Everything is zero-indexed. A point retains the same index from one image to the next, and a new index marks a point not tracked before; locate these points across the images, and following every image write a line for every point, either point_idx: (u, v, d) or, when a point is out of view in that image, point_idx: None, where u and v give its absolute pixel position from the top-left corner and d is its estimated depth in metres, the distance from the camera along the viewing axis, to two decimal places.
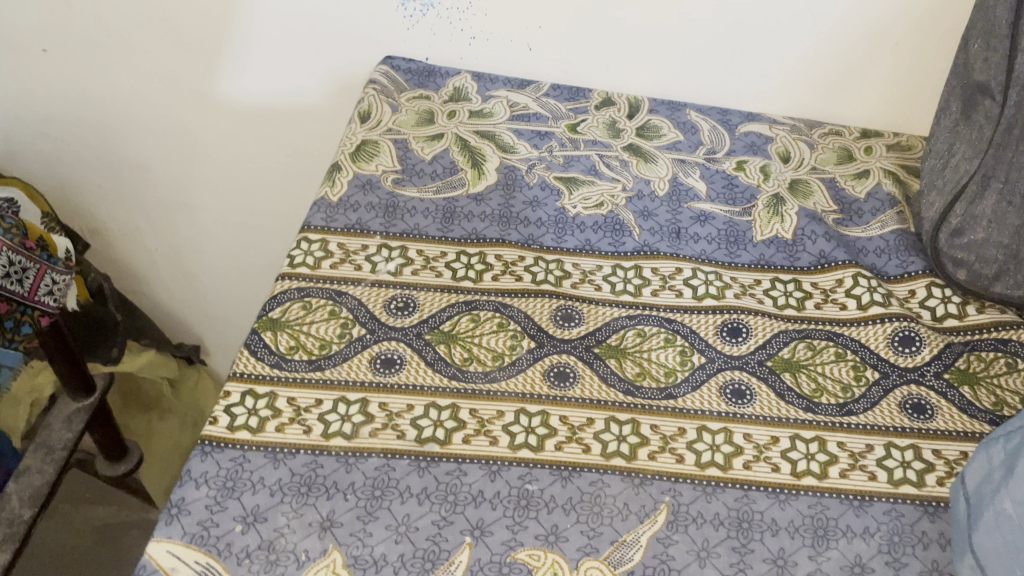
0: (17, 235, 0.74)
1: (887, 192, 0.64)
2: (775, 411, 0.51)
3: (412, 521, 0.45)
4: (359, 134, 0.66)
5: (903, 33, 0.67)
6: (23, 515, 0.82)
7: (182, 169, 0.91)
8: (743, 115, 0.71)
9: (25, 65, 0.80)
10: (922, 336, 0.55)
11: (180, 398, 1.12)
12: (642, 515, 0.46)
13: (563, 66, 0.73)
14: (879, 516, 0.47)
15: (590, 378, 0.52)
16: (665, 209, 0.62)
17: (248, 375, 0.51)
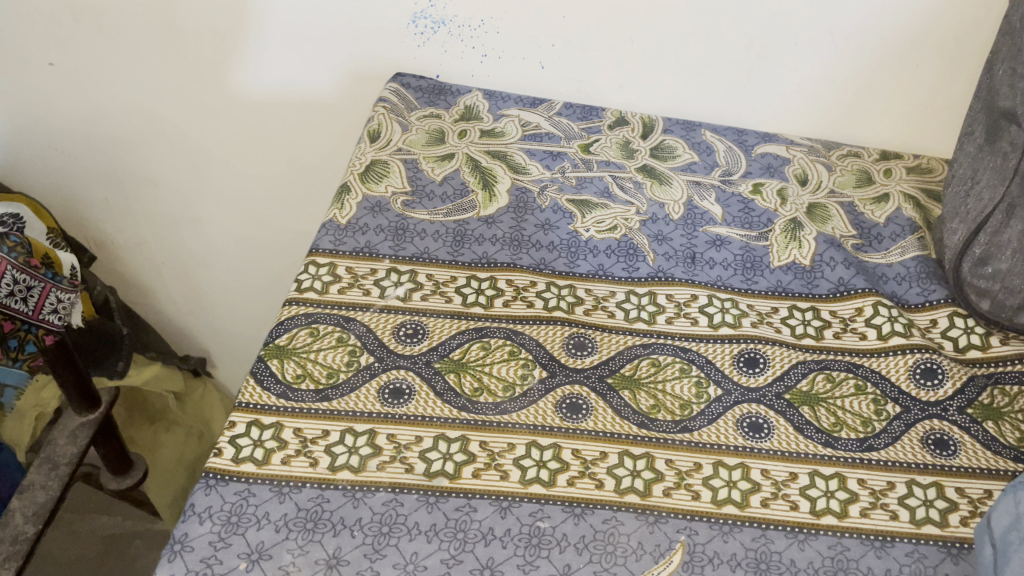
0: (21, 253, 0.74)
1: (908, 217, 0.63)
2: (793, 446, 0.50)
3: (420, 559, 0.44)
4: (368, 154, 0.65)
5: (926, 53, 0.65)
6: (26, 532, 0.81)
7: (190, 180, 0.89)
8: (759, 135, 0.70)
9: (33, 78, 0.79)
10: (944, 368, 0.53)
11: (186, 411, 1.12)
12: (656, 555, 0.45)
13: (577, 85, 0.72)
14: (901, 557, 0.45)
15: (603, 410, 0.51)
16: (680, 233, 0.61)
17: (254, 405, 0.50)
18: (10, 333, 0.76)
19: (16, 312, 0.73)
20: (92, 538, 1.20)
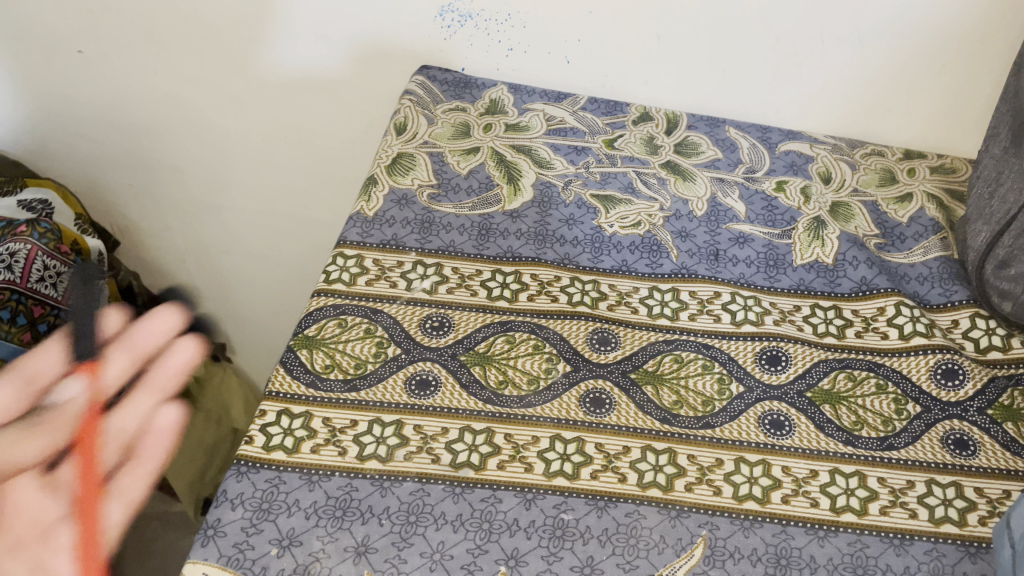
0: (52, 239, 0.76)
1: (931, 217, 0.63)
2: (815, 444, 0.51)
3: (446, 548, 0.45)
4: (394, 147, 0.65)
5: (953, 52, 0.65)
6: None
7: (214, 168, 0.90)
8: (783, 133, 0.70)
9: (62, 65, 0.80)
10: (965, 369, 0.54)
11: (207, 396, 1.12)
12: (678, 548, 0.46)
13: (602, 80, 0.72)
14: (919, 556, 0.46)
15: (627, 406, 0.52)
16: (703, 230, 0.61)
17: (283, 395, 0.51)
18: (40, 317, 0.75)
19: (47, 297, 0.75)
20: None
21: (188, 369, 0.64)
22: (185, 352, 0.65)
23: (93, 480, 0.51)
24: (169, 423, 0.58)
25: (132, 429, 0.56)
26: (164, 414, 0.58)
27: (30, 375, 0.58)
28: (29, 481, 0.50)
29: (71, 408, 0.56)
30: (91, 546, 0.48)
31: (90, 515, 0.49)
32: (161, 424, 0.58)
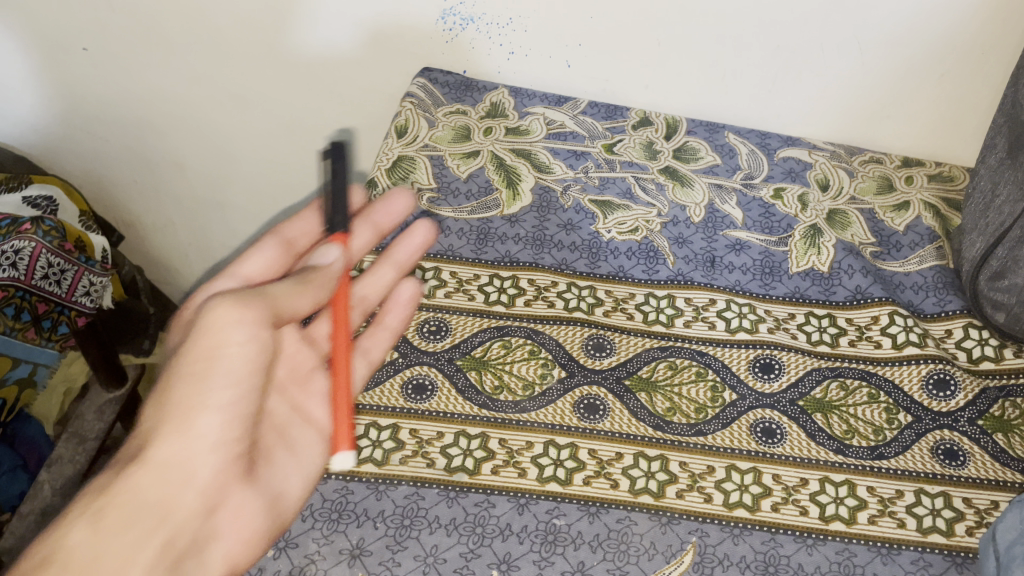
0: (56, 237, 0.78)
1: (927, 226, 0.63)
2: (806, 452, 0.51)
3: (440, 552, 0.46)
4: (395, 150, 0.66)
5: (954, 62, 0.65)
6: (53, 504, 0.85)
7: (217, 167, 0.91)
8: (782, 139, 0.70)
9: (68, 62, 0.80)
10: (957, 379, 0.54)
11: None
12: (668, 555, 0.46)
13: (602, 84, 0.73)
14: (906, 565, 0.47)
15: (620, 412, 0.52)
16: (700, 236, 0.62)
17: None
18: (44, 313, 0.78)
19: (51, 294, 0.77)
20: None
21: (417, 257, 0.58)
22: (404, 203, 0.59)
23: (345, 329, 0.50)
24: (409, 295, 0.56)
25: (377, 301, 0.56)
26: (403, 286, 0.56)
27: (286, 237, 0.53)
28: (294, 335, 0.52)
29: (332, 269, 0.48)
30: (346, 396, 0.47)
31: (345, 357, 0.49)
32: (401, 296, 0.56)
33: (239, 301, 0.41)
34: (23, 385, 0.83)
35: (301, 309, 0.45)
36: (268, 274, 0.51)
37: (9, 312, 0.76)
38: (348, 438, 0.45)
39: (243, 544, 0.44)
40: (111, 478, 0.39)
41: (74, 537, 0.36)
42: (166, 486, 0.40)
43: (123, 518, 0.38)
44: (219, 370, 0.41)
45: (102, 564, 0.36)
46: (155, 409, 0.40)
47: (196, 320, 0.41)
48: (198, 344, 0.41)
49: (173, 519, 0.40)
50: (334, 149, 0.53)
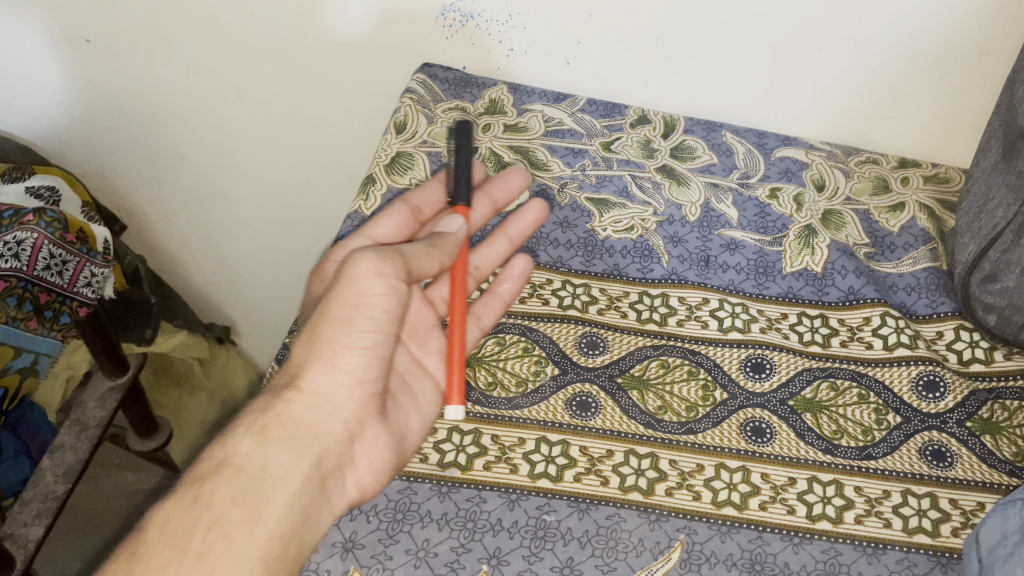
0: (59, 228, 0.78)
1: (922, 227, 0.64)
2: (794, 451, 0.52)
3: (431, 546, 0.46)
4: (393, 146, 0.67)
5: (951, 65, 0.64)
6: (56, 491, 0.86)
7: (219, 158, 0.92)
8: (778, 139, 0.71)
9: (70, 55, 0.80)
10: (947, 381, 0.55)
11: (210, 375, 1.16)
12: (656, 552, 0.47)
13: (601, 81, 0.73)
14: (891, 565, 0.47)
15: (612, 410, 0.53)
16: (695, 236, 0.63)
17: None
18: (45, 303, 0.81)
19: (52, 284, 0.79)
20: (116, 492, 1.31)
21: (532, 231, 0.62)
22: (521, 178, 0.64)
23: (462, 294, 0.56)
24: (522, 268, 0.59)
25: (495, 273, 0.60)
26: (517, 259, 0.59)
27: (415, 206, 0.62)
28: (419, 298, 0.59)
29: (454, 238, 0.56)
30: (461, 350, 0.53)
31: (461, 317, 0.54)
32: (515, 269, 0.58)
33: (379, 257, 0.50)
34: (25, 374, 0.87)
35: (430, 269, 0.54)
36: (395, 235, 0.60)
37: (11, 301, 0.80)
38: (459, 390, 0.51)
39: (374, 475, 0.48)
40: (271, 402, 0.47)
41: (243, 448, 0.45)
42: (317, 413, 0.47)
43: (283, 434, 0.46)
44: (361, 317, 0.49)
45: (268, 469, 0.44)
46: (306, 346, 0.48)
47: (342, 273, 0.50)
48: (341, 293, 0.49)
49: (321, 443, 0.47)
50: (460, 128, 0.63)
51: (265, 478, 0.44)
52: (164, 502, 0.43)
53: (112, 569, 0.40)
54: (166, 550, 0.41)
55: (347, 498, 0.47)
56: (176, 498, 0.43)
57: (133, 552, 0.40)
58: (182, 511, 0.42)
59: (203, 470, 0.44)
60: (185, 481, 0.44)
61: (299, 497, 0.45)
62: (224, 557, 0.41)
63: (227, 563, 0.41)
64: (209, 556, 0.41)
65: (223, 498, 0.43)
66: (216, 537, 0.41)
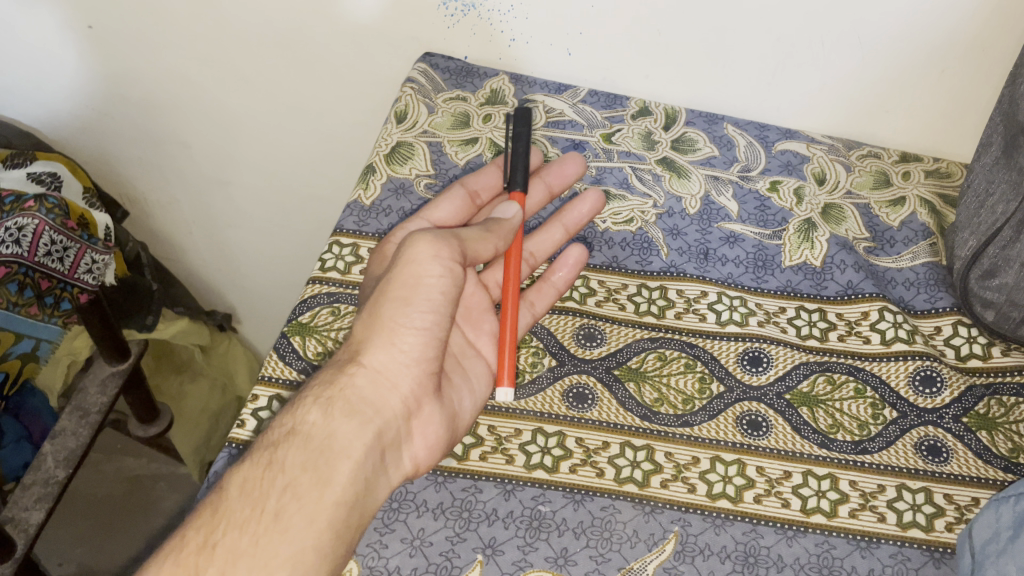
0: (60, 215, 0.79)
1: (922, 222, 0.64)
2: (790, 445, 0.52)
3: (426, 535, 0.47)
4: (394, 135, 0.67)
5: (954, 59, 0.64)
6: (57, 475, 0.87)
7: (222, 147, 0.92)
8: (780, 131, 0.71)
9: (71, 41, 0.80)
10: (944, 376, 0.55)
11: (211, 362, 1.16)
12: (650, 543, 0.47)
13: (602, 72, 0.72)
14: (885, 559, 0.47)
15: (609, 401, 0.53)
16: (695, 228, 0.63)
17: (275, 379, 0.52)
18: (47, 290, 0.82)
19: (53, 270, 0.79)
20: (116, 477, 1.33)
21: (586, 222, 0.62)
22: (577, 167, 0.64)
23: (516, 278, 0.56)
24: (575, 260, 0.59)
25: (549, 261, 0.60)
26: (571, 250, 0.59)
27: (472, 190, 0.61)
28: (473, 280, 0.59)
29: (511, 224, 0.55)
30: (513, 334, 0.53)
31: (514, 302, 0.54)
32: (568, 259, 0.59)
33: (436, 239, 0.49)
34: (26, 360, 0.86)
35: (485, 253, 0.53)
36: (453, 219, 0.60)
37: (13, 287, 0.79)
38: (510, 372, 0.52)
39: (428, 451, 0.48)
40: (336, 374, 0.47)
41: (310, 417, 0.45)
42: (378, 388, 0.47)
43: (347, 407, 0.46)
44: (420, 298, 0.49)
45: (333, 440, 0.45)
46: (366, 324, 0.49)
47: (401, 254, 0.50)
48: (400, 274, 0.49)
49: (383, 417, 0.47)
50: (520, 114, 0.62)
51: (332, 448, 0.44)
52: (239, 467, 0.43)
53: (196, 526, 0.41)
54: (246, 510, 0.42)
55: (402, 471, 0.47)
56: (251, 462, 0.43)
57: (214, 511, 0.42)
58: (257, 475, 0.43)
59: (274, 437, 0.44)
60: (257, 446, 0.44)
61: (362, 468, 0.45)
62: (295, 520, 0.42)
63: (300, 526, 0.42)
64: (284, 518, 0.42)
65: (294, 464, 0.43)
66: (289, 501, 0.42)
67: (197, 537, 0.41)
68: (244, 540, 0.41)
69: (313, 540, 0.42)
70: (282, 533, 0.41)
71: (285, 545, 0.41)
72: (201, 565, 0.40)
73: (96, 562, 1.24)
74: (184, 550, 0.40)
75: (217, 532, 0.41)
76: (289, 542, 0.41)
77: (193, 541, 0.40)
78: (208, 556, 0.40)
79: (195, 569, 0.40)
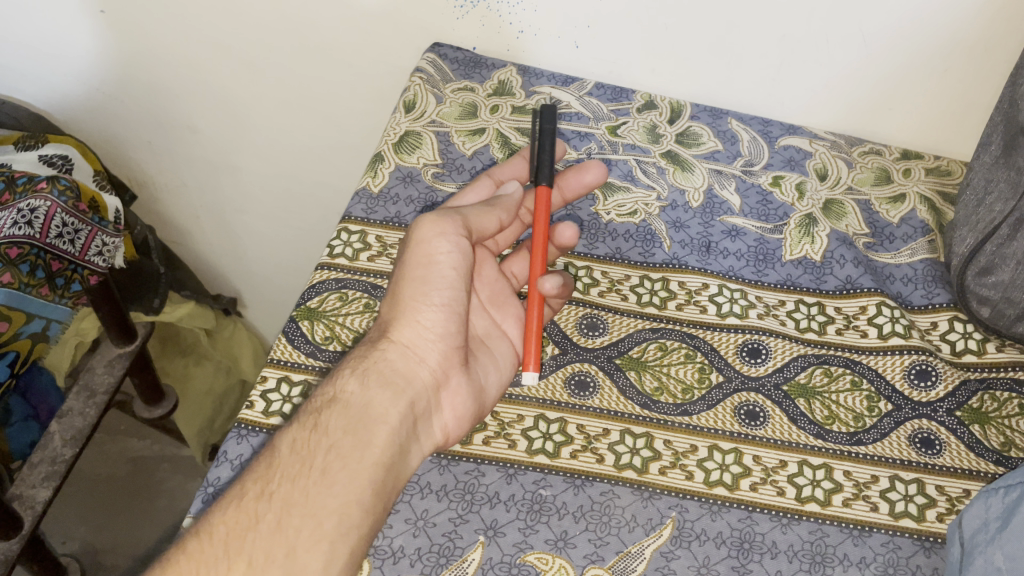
0: (71, 197, 0.80)
1: (921, 219, 0.65)
2: (787, 435, 0.53)
3: (430, 516, 0.48)
4: (402, 124, 0.68)
5: (957, 59, 0.65)
6: (64, 454, 0.90)
7: (232, 132, 0.93)
8: (783, 127, 0.72)
9: (82, 24, 0.81)
10: (939, 370, 0.56)
11: (216, 347, 1.17)
12: (647, 528, 0.49)
13: (609, 66, 0.73)
14: (876, 547, 0.49)
15: (610, 390, 0.54)
16: (697, 222, 0.64)
17: (284, 362, 0.54)
18: (58, 270, 0.81)
19: (65, 252, 0.80)
20: (121, 457, 1.35)
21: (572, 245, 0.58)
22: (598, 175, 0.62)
23: (542, 264, 0.56)
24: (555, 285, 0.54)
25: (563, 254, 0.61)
26: (547, 277, 0.54)
27: (498, 180, 0.61)
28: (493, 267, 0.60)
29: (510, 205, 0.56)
30: (538, 322, 0.54)
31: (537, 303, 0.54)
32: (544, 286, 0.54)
33: (439, 217, 0.50)
34: (36, 340, 0.85)
35: (488, 229, 0.54)
36: (480, 209, 0.60)
37: (24, 267, 0.79)
38: (536, 357, 0.53)
39: (457, 421, 0.50)
40: (369, 349, 0.49)
41: (348, 387, 0.46)
42: (408, 361, 0.49)
43: (382, 377, 0.47)
44: (436, 276, 0.50)
45: (370, 408, 0.46)
46: (391, 304, 0.50)
47: (410, 235, 0.51)
48: (414, 252, 0.50)
49: (414, 387, 0.48)
50: (545, 112, 0.62)
51: (369, 416, 0.46)
52: (285, 430, 0.45)
53: (253, 477, 0.42)
54: (296, 466, 0.43)
55: (434, 440, 0.49)
56: (298, 424, 0.45)
57: (269, 464, 0.43)
58: (304, 436, 0.44)
59: (316, 404, 0.46)
60: (302, 412, 0.46)
61: (398, 433, 0.46)
62: (341, 476, 0.43)
63: (344, 482, 0.43)
64: (330, 474, 0.43)
65: (336, 428, 0.44)
66: (334, 459, 0.43)
67: (253, 486, 0.42)
68: (296, 491, 0.42)
69: (356, 496, 0.43)
70: (328, 487, 0.42)
71: (331, 498, 0.42)
72: (259, 511, 0.41)
73: (100, 539, 1.26)
74: (243, 497, 0.41)
75: (273, 483, 0.42)
76: (335, 495, 0.42)
77: (251, 490, 0.42)
78: (265, 504, 0.41)
79: (254, 516, 0.41)
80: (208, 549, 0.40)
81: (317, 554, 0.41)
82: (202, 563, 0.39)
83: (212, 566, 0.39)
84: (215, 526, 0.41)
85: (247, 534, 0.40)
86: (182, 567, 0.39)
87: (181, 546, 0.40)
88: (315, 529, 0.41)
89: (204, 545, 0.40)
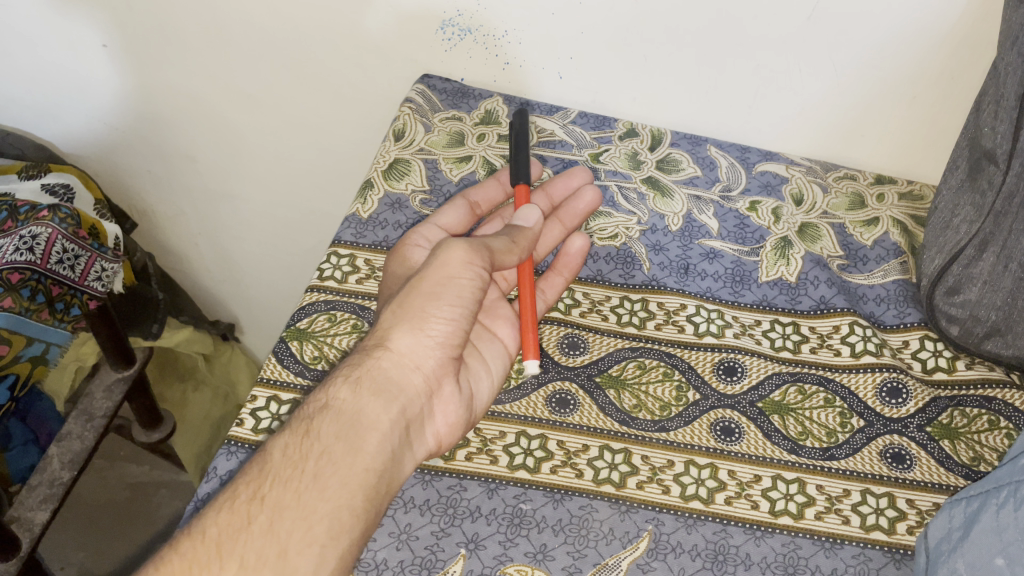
0: (71, 224, 0.82)
1: (894, 242, 0.67)
2: (761, 450, 0.54)
3: (413, 530, 0.50)
4: (392, 152, 0.71)
5: (924, 87, 0.67)
6: (62, 477, 0.91)
7: (231, 162, 0.95)
8: (761, 153, 0.74)
9: (85, 58, 0.84)
10: (910, 388, 0.58)
11: (214, 372, 1.20)
12: (625, 540, 0.50)
13: (591, 95, 0.76)
14: (847, 559, 0.50)
15: (589, 407, 0.56)
16: (676, 244, 0.66)
17: (273, 381, 0.55)
18: (58, 295, 0.83)
19: (65, 276, 0.81)
20: (120, 483, 1.36)
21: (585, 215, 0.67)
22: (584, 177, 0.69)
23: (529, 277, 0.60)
24: (579, 246, 0.64)
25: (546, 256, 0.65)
26: (574, 238, 0.64)
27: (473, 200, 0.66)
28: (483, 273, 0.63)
29: (531, 231, 0.59)
30: (532, 315, 0.58)
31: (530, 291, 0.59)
32: (572, 247, 0.64)
33: (470, 246, 0.52)
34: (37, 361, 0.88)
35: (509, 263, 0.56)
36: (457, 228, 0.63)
37: (25, 292, 0.80)
38: (535, 347, 0.56)
39: (449, 428, 0.52)
40: (363, 358, 0.50)
41: (341, 394, 0.47)
42: (402, 369, 0.50)
43: (375, 385, 0.48)
44: (448, 293, 0.52)
45: (362, 416, 0.47)
46: (394, 313, 0.52)
47: (434, 255, 0.53)
48: (435, 272, 0.52)
49: (407, 395, 0.49)
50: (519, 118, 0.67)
51: (361, 422, 0.47)
52: (279, 436, 0.46)
53: (245, 481, 0.44)
54: (289, 470, 0.44)
55: (426, 446, 0.51)
56: (290, 431, 0.46)
57: (261, 469, 0.44)
58: (296, 442, 0.45)
59: (310, 411, 0.47)
60: (295, 419, 0.47)
61: (389, 439, 0.47)
62: (333, 483, 0.44)
63: (336, 486, 0.44)
64: (322, 478, 0.44)
65: (328, 434, 0.45)
66: (327, 464, 0.44)
67: (246, 490, 0.43)
68: (287, 495, 0.43)
69: (347, 501, 0.44)
70: (320, 491, 0.43)
71: (323, 502, 0.43)
72: (251, 514, 0.42)
73: (97, 565, 1.27)
74: (236, 501, 0.43)
75: (265, 487, 0.43)
76: (328, 499, 0.43)
77: (244, 494, 0.43)
78: (257, 506, 0.42)
79: (246, 517, 0.42)
80: (201, 550, 0.41)
81: (308, 557, 0.42)
82: (195, 564, 0.41)
83: (205, 566, 0.40)
84: (207, 527, 0.42)
85: (240, 535, 0.41)
86: (175, 568, 0.40)
87: (173, 546, 0.41)
88: (306, 534, 0.42)
89: (198, 545, 0.41)
